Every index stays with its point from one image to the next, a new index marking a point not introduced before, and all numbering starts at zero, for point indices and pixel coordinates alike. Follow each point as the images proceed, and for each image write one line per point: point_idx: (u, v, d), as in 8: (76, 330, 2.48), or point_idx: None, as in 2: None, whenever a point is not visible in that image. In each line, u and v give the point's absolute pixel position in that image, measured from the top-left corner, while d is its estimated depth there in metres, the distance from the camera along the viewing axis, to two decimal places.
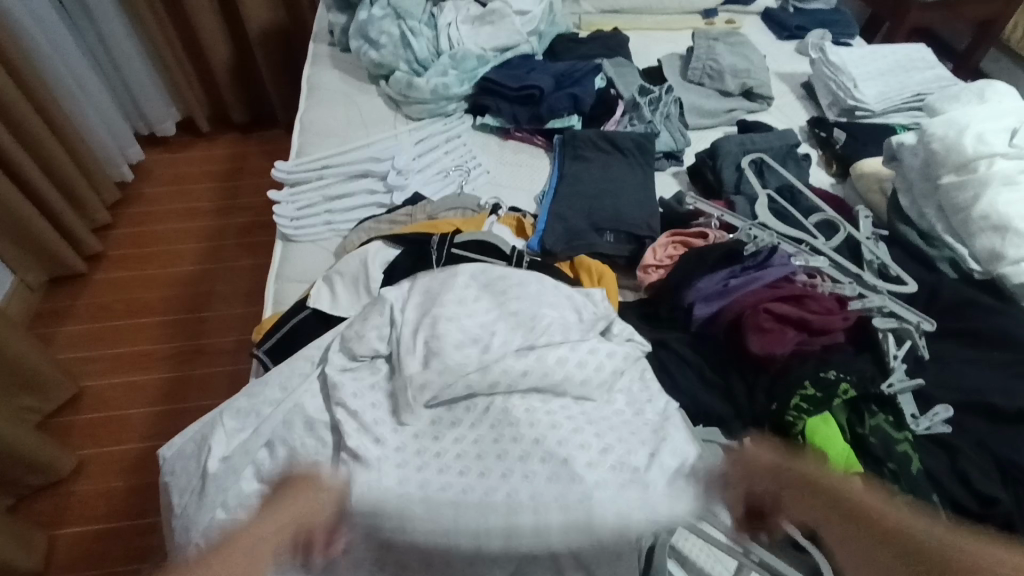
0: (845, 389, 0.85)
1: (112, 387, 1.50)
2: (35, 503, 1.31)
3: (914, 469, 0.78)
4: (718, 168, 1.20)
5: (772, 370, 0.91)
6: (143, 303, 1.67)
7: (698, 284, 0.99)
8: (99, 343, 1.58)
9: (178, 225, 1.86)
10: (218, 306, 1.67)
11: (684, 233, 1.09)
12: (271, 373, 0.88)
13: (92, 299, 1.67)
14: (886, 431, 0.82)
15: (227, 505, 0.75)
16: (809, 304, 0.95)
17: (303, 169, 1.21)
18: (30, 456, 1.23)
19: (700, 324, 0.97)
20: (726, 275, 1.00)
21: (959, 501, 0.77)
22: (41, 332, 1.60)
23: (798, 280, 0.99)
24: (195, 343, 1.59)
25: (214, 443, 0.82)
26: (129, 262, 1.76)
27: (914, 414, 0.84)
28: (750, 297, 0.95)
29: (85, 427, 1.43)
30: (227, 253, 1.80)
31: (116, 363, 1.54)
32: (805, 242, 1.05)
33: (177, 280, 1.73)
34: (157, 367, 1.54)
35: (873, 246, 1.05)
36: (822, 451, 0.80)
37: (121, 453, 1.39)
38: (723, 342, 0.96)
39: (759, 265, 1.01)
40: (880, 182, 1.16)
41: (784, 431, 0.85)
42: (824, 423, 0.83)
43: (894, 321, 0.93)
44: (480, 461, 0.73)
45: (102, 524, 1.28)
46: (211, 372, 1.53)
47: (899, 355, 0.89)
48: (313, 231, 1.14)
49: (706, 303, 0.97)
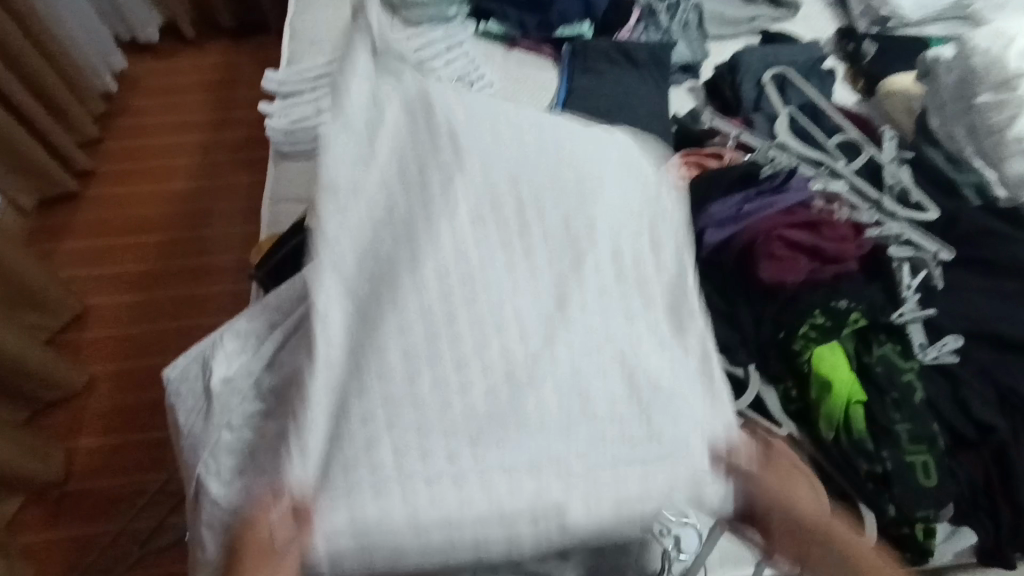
0: (856, 318, 0.82)
1: (118, 304, 1.52)
2: (49, 416, 1.38)
3: (917, 400, 0.76)
4: (737, 84, 1.13)
5: (781, 298, 0.87)
6: (139, 220, 1.66)
7: (711, 208, 0.95)
8: (99, 262, 1.59)
9: (169, 140, 1.80)
10: (216, 224, 1.65)
11: (699, 153, 1.05)
12: (270, 296, 0.86)
13: (89, 216, 1.66)
14: (892, 360, 0.79)
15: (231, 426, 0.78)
16: (823, 231, 0.91)
17: (295, 80, 1.16)
18: (42, 374, 1.29)
19: (711, 250, 0.92)
20: (740, 200, 0.96)
21: (957, 429, 0.76)
22: (43, 248, 1.60)
23: (814, 206, 0.94)
24: (197, 261, 1.58)
25: (216, 363, 0.82)
26: (126, 178, 1.73)
27: (921, 342, 0.82)
28: (763, 223, 0.91)
29: (93, 345, 1.47)
30: (221, 168, 1.74)
31: (117, 284, 1.55)
32: (825, 165, 1.01)
33: (173, 196, 1.70)
34: (160, 285, 1.55)
35: (896, 169, 1.00)
36: (826, 380, 0.77)
37: (134, 369, 1.44)
38: (730, 269, 0.92)
39: (775, 190, 0.96)
40: (908, 101, 1.10)
41: (789, 358, 0.81)
42: (831, 351, 0.79)
43: (911, 250, 0.90)
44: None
45: (125, 437, 1.36)
46: (213, 293, 1.54)
47: (913, 285, 0.86)
48: (307, 148, 1.11)
49: (719, 228, 0.93)
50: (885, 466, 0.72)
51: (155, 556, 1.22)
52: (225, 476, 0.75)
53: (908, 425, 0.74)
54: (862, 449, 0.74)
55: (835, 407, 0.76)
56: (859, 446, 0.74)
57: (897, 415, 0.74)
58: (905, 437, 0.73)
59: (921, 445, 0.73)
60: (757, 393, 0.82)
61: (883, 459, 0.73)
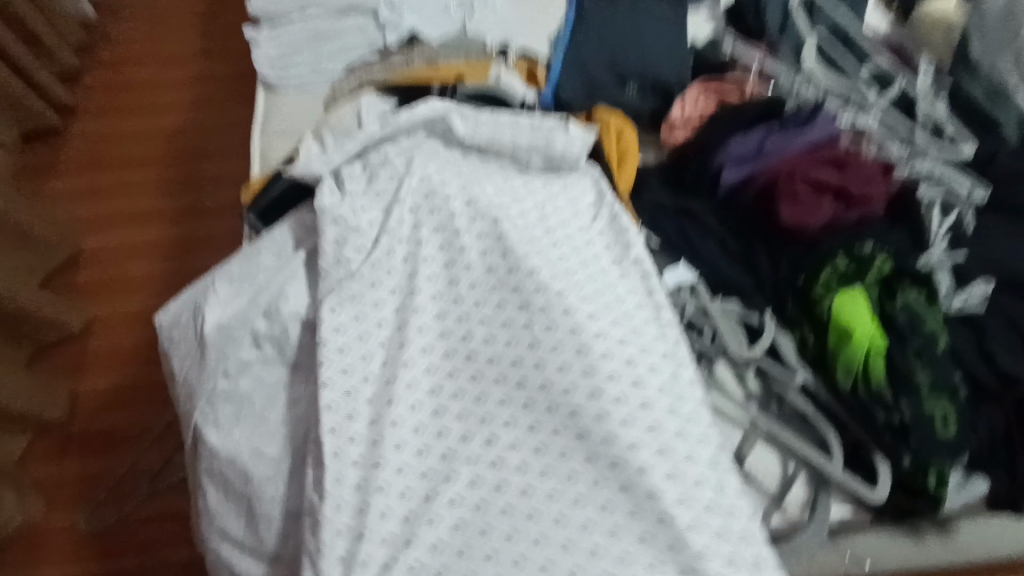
0: (881, 263, 0.77)
1: (112, 245, 1.48)
2: (49, 357, 1.36)
3: (939, 348, 0.73)
4: (761, 7, 1.04)
5: (801, 241, 0.83)
6: (129, 158, 1.59)
7: (730, 145, 0.89)
8: (88, 202, 1.53)
9: (154, 71, 1.70)
10: (208, 162, 1.57)
11: (719, 84, 0.99)
12: (262, 239, 0.82)
13: (75, 153, 1.59)
14: (916, 308, 0.74)
15: (228, 372, 0.75)
16: (851, 168, 0.84)
17: (284, 5, 1.10)
18: (37, 315, 1.26)
19: (728, 190, 0.88)
20: (762, 135, 0.89)
21: (976, 377, 0.74)
22: (29, 186, 1.54)
23: (842, 142, 0.88)
24: (190, 202, 1.52)
25: (208, 309, 0.78)
26: (111, 113, 1.64)
27: (948, 289, 0.79)
28: (785, 162, 0.86)
29: (88, 287, 1.43)
30: (211, 103, 1.65)
31: (109, 224, 1.50)
32: (854, 98, 0.95)
33: (161, 133, 1.62)
34: (154, 226, 1.50)
35: (931, 104, 0.93)
36: (847, 327, 0.73)
37: (133, 310, 1.41)
38: (749, 211, 0.88)
39: (801, 124, 0.90)
40: (947, 27, 1.01)
41: (807, 305, 0.78)
42: (853, 298, 0.74)
43: (942, 191, 0.85)
44: (500, 385, 0.69)
45: (125, 379, 1.34)
46: (207, 234, 1.48)
47: (943, 230, 0.82)
48: (298, 78, 1.04)
49: (736, 167, 0.88)
50: (902, 417, 0.70)
51: (159, 495, 1.22)
52: (224, 424, 0.73)
53: (929, 375, 0.71)
54: (879, 399, 0.72)
55: (854, 355, 0.73)
56: (876, 397, 0.72)
57: (919, 364, 0.71)
58: (926, 388, 0.70)
59: (941, 395, 0.70)
60: (774, 340, 0.78)
61: (900, 409, 0.70)
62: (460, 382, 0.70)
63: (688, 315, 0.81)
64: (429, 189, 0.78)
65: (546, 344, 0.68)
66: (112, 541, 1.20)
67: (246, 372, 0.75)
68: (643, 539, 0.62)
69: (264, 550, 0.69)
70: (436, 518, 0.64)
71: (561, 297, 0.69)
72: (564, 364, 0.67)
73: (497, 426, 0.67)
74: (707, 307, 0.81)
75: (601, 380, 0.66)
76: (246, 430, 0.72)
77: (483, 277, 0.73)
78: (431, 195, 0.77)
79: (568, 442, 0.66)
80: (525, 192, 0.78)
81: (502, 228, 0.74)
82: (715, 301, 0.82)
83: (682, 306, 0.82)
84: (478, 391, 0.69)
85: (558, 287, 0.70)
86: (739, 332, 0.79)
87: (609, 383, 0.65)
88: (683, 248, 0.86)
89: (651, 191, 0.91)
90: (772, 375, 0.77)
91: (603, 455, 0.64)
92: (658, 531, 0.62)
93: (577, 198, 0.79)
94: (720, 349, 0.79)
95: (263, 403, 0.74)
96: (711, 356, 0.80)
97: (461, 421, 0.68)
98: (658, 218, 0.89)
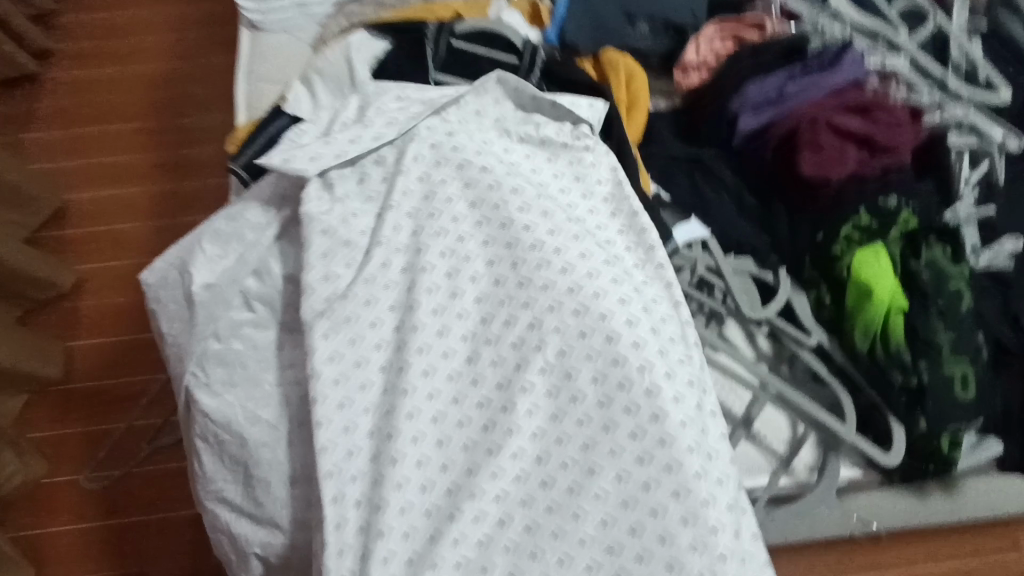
0: (906, 219, 0.73)
1: (99, 199, 1.42)
2: (41, 315, 1.34)
3: (963, 309, 0.69)
4: None
5: (822, 195, 0.78)
6: (110, 107, 1.51)
7: (747, 90, 0.83)
8: (70, 154, 1.46)
9: (134, 13, 1.61)
10: (194, 112, 1.50)
11: (736, 23, 0.91)
12: (250, 194, 0.77)
13: (53, 101, 1.51)
14: (941, 265, 0.70)
15: (220, 335, 0.72)
16: (877, 116, 0.79)
17: None
18: (22, 274, 1.23)
19: (744, 140, 0.83)
20: (783, 80, 0.83)
21: (999, 339, 0.72)
22: (8, 137, 1.48)
23: (868, 87, 0.82)
24: (176, 155, 1.46)
25: (195, 268, 0.74)
26: (90, 58, 1.56)
27: (976, 246, 0.75)
28: (808, 108, 0.80)
29: (76, 244, 1.39)
30: (195, 47, 1.57)
31: (94, 178, 1.44)
32: (883, 37, 0.87)
33: (143, 80, 1.53)
34: (140, 180, 1.44)
35: (966, 42, 0.86)
36: (867, 287, 0.70)
37: (124, 268, 1.37)
38: (768, 161, 0.81)
39: (825, 67, 0.83)
40: None
41: (825, 264, 0.75)
42: (875, 257, 0.71)
43: (974, 139, 0.79)
44: (505, 413, 0.63)
45: (117, 338, 1.32)
46: (196, 189, 1.43)
47: (972, 180, 0.77)
48: (284, 18, 0.97)
49: (753, 115, 0.82)
50: (920, 379, 0.67)
51: (162, 453, 1.23)
52: (217, 387, 0.70)
53: (951, 335, 0.68)
54: (897, 362, 0.69)
55: (873, 316, 0.69)
56: (895, 359, 0.69)
57: (941, 325, 0.68)
58: (947, 349, 0.67)
59: (962, 357, 0.67)
60: (788, 300, 0.75)
61: (919, 371, 0.67)
62: (466, 409, 0.64)
63: (699, 273, 0.76)
64: (428, 188, 0.72)
65: (549, 324, 0.65)
66: (117, 498, 1.21)
67: (239, 335, 0.72)
68: (634, 530, 0.59)
69: (260, 513, 0.67)
70: (429, 498, 0.62)
71: (569, 275, 0.66)
72: (576, 391, 0.63)
73: (493, 409, 0.64)
74: (719, 265, 0.76)
75: (616, 411, 0.62)
76: (239, 395, 0.70)
77: (489, 290, 0.67)
78: (431, 198, 0.71)
79: (567, 427, 0.62)
80: (535, 191, 0.72)
81: (511, 233, 0.69)
82: (727, 258, 0.77)
83: (691, 265, 0.76)
84: (474, 373, 0.65)
85: (565, 264, 0.66)
86: (753, 292, 0.75)
87: (615, 368, 0.62)
88: (695, 203, 0.81)
89: (662, 141, 0.86)
90: (786, 336, 0.74)
91: (618, 494, 0.60)
92: (650, 521, 0.59)
93: (591, 194, 0.73)
94: (731, 309, 0.76)
95: (258, 366, 0.71)
96: (722, 317, 0.76)
97: (466, 452, 0.63)
98: (669, 170, 0.84)
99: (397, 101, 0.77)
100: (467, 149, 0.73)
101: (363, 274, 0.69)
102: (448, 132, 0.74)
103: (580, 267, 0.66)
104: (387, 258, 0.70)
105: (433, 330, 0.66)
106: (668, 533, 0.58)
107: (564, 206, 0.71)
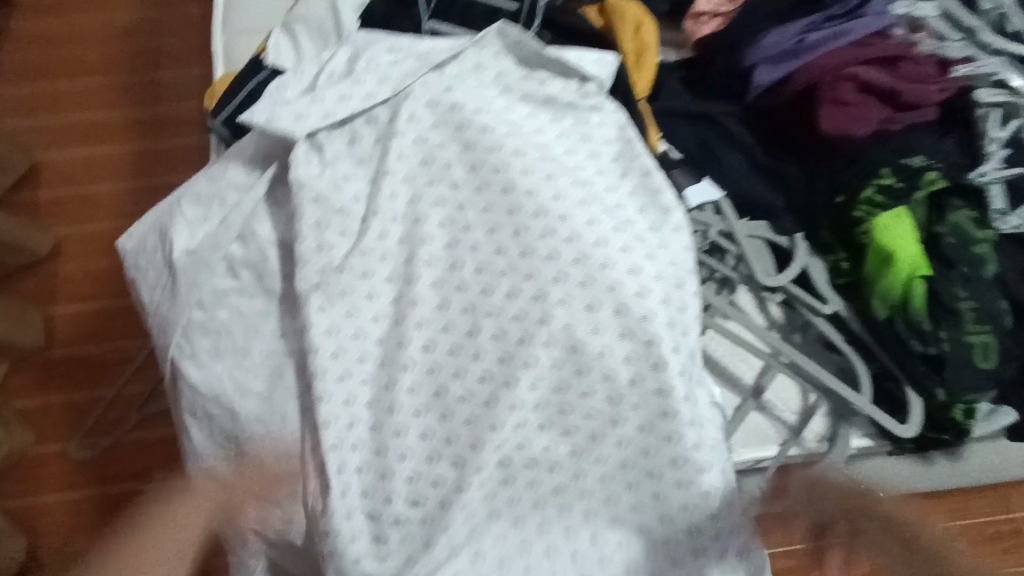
0: (932, 179, 0.68)
1: (71, 159, 1.35)
2: (18, 281, 1.28)
3: (987, 274, 0.66)
4: None
5: (841, 154, 0.73)
6: (79, 61, 1.42)
7: (763, 40, 0.77)
8: (38, 111, 1.38)
9: None
10: (169, 66, 1.41)
11: None
12: (230, 152, 0.72)
13: (18, 55, 1.42)
14: (966, 229, 0.67)
15: (204, 304, 0.68)
16: (903, 69, 0.74)
17: None
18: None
19: (760, 94, 0.78)
20: (804, 28, 0.78)
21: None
22: None
23: (893, 38, 0.77)
24: (152, 111, 1.38)
25: (175, 233, 0.70)
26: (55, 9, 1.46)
27: (1002, 209, 0.72)
28: (830, 58, 0.74)
29: (51, 206, 1.33)
30: None
31: (65, 137, 1.36)
32: None
33: (113, 32, 1.44)
34: (114, 139, 1.36)
35: None
36: (887, 252, 0.66)
37: (103, 232, 1.31)
38: (783, 118, 0.77)
39: (849, 16, 0.78)
40: None
41: (843, 228, 0.71)
42: (897, 221, 0.67)
43: (1004, 94, 0.74)
44: (508, 387, 0.60)
45: (99, 303, 1.27)
46: (175, 148, 1.35)
47: (1000, 138, 0.72)
48: None
49: (771, 67, 0.77)
50: (940, 348, 0.65)
51: (152, 420, 1.19)
52: (204, 359, 0.67)
53: (974, 304, 0.65)
54: (916, 329, 0.66)
55: (894, 284, 0.66)
56: (913, 327, 0.66)
57: (963, 292, 0.65)
58: (970, 317, 0.64)
59: (986, 325, 0.65)
60: (804, 266, 0.72)
61: (939, 340, 0.65)
62: (468, 382, 0.61)
63: (711, 238, 0.73)
64: (424, 146, 0.67)
65: (554, 296, 0.61)
66: (108, 466, 1.18)
67: (224, 303, 0.68)
68: (630, 487, 0.61)
69: (254, 488, 0.65)
70: (435, 468, 0.60)
71: (575, 243, 0.62)
72: (583, 361, 0.60)
73: (495, 383, 0.60)
74: (731, 228, 0.72)
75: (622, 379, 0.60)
76: (228, 365, 0.66)
77: (489, 253, 0.63)
78: (429, 161, 0.67)
79: (570, 399, 0.60)
80: (537, 146, 0.66)
81: (512, 194, 0.64)
82: (740, 222, 0.73)
83: (704, 229, 0.73)
84: (473, 346, 0.62)
85: (571, 232, 0.62)
86: (767, 258, 0.72)
87: (627, 338, 0.60)
88: (707, 163, 0.77)
89: (669, 97, 0.82)
90: (800, 303, 0.70)
91: (624, 458, 0.60)
92: (647, 481, 0.60)
93: (598, 151, 0.68)
94: (744, 276, 0.72)
95: (244, 336, 0.67)
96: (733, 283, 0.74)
97: (469, 427, 0.60)
98: (679, 128, 0.80)
99: (388, 53, 0.71)
100: (465, 103, 0.68)
101: (357, 245, 0.65)
102: (445, 87, 0.68)
103: (586, 235, 0.62)
104: (382, 221, 0.65)
105: (432, 304, 0.63)
106: (661, 493, 0.60)
107: (570, 168, 0.66)
